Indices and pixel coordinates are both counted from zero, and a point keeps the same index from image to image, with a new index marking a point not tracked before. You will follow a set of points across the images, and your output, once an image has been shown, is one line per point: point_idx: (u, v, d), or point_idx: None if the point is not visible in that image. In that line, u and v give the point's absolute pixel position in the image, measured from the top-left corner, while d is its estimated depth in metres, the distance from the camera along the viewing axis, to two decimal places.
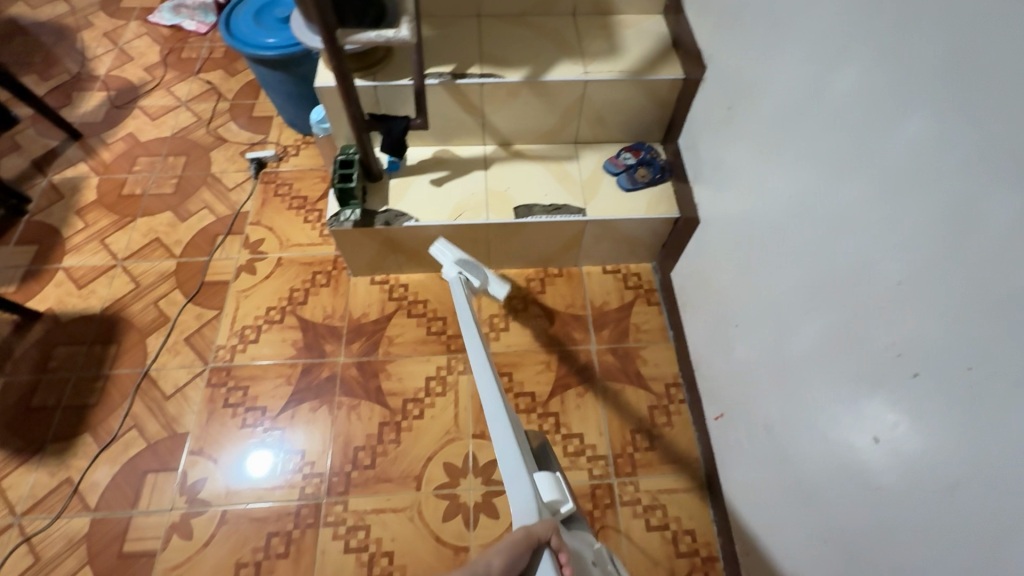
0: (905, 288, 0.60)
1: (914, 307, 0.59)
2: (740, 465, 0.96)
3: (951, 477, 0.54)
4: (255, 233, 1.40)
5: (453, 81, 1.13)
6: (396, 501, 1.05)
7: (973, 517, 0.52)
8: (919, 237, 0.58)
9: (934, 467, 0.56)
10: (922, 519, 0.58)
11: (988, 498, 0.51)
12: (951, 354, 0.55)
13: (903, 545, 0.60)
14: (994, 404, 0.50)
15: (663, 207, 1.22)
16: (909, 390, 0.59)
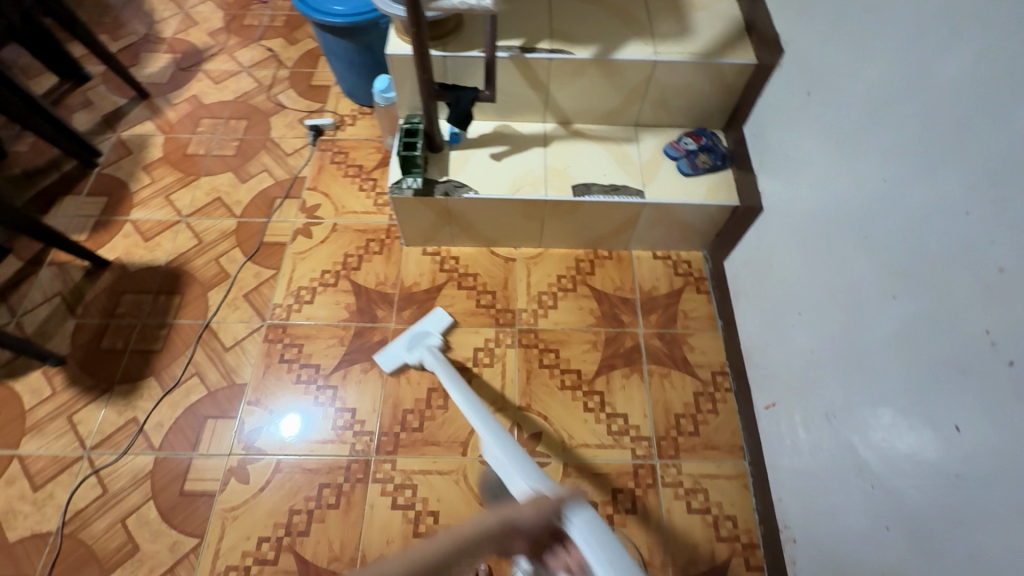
0: (1011, 276, 0.58)
1: (1013, 296, 0.57)
2: (792, 454, 0.95)
3: None
4: (312, 199, 1.43)
5: (522, 55, 1.13)
6: (442, 465, 1.09)
7: None
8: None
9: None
10: (1007, 511, 0.56)
11: None
12: None
13: (983, 538, 0.59)
14: None
15: (723, 193, 1.20)
16: (1004, 383, 0.58)
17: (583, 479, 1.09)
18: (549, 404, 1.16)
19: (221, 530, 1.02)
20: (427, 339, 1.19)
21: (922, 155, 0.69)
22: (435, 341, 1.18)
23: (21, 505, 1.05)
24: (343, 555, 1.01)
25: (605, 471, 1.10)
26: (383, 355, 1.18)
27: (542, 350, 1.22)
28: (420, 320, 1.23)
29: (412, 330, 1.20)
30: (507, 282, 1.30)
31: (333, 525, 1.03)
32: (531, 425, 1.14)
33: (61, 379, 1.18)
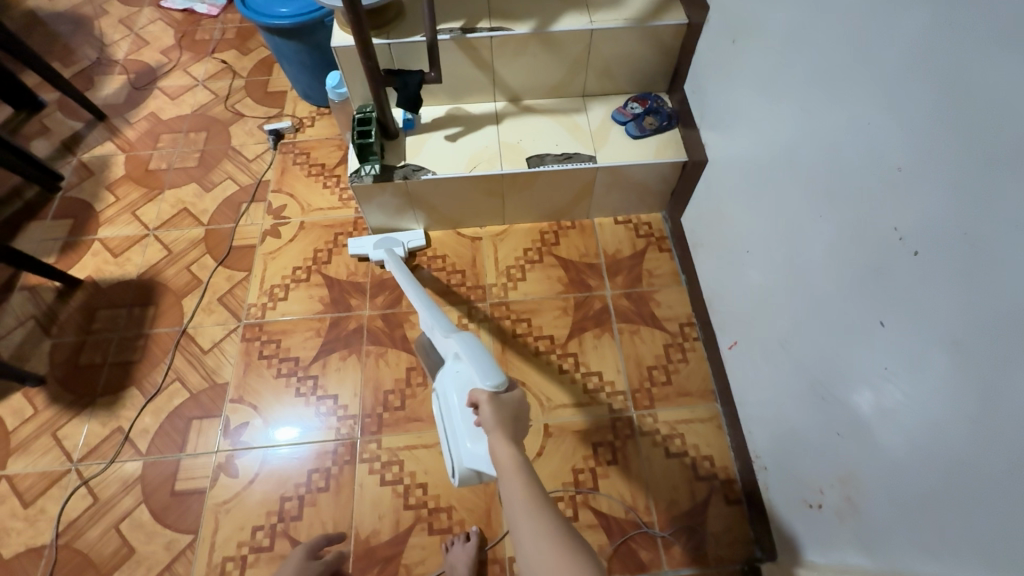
0: (906, 174, 0.62)
1: (911, 190, 0.62)
2: (756, 385, 1.00)
3: (952, 335, 0.58)
4: (278, 200, 1.45)
5: (463, 36, 1.16)
6: (425, 439, 1.12)
7: (975, 370, 0.56)
8: (915, 124, 0.61)
9: (938, 329, 0.60)
10: (931, 387, 0.61)
11: (996, 350, 0.53)
12: (951, 225, 0.58)
13: (910, 418, 0.64)
14: (992, 259, 0.54)
15: (672, 151, 1.24)
16: (915, 272, 0.62)
17: (564, 437, 1.12)
18: (525, 370, 1.20)
19: (215, 523, 1.04)
20: (397, 245, 1.31)
21: (831, 80, 0.74)
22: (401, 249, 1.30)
23: (13, 522, 1.06)
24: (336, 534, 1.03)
25: (584, 427, 1.13)
26: (354, 243, 1.32)
27: (514, 320, 1.26)
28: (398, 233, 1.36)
29: (385, 236, 1.33)
30: (475, 260, 1.34)
31: (325, 507, 1.06)
32: None
33: (42, 398, 1.19)
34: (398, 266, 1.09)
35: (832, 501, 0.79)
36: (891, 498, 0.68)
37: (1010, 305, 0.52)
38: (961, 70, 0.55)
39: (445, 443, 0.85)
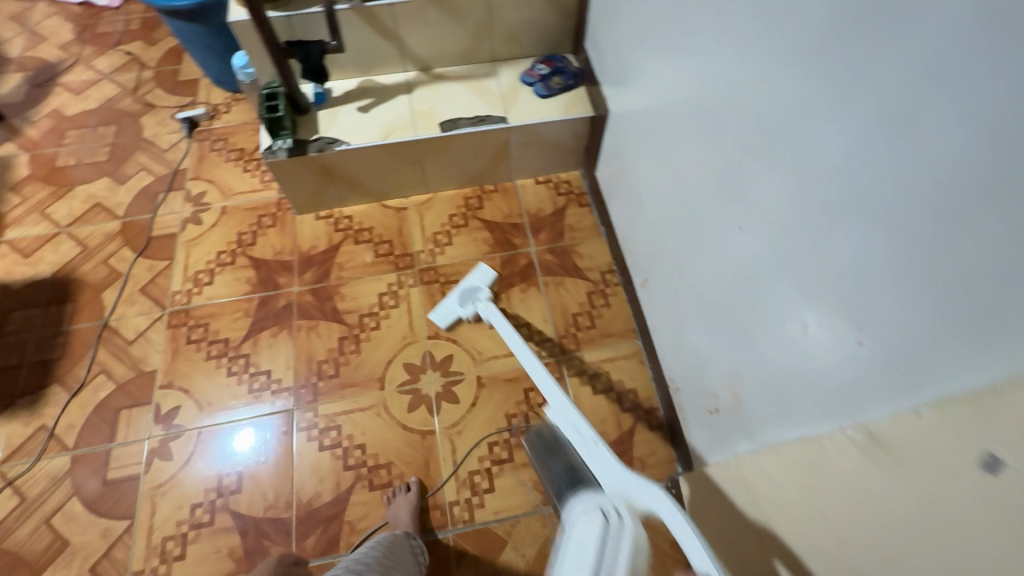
0: (736, 85, 0.68)
1: (742, 99, 0.68)
2: (664, 315, 1.07)
3: (784, 223, 0.64)
4: (197, 188, 1.43)
5: (363, 4, 1.16)
6: (362, 402, 1.14)
7: (802, 251, 0.62)
8: (736, 36, 0.67)
9: (775, 221, 0.66)
10: (779, 274, 0.67)
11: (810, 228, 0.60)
12: (769, 124, 0.63)
13: (771, 307, 0.70)
14: (798, 147, 0.59)
15: (579, 108, 1.29)
16: (755, 173, 0.68)
17: (497, 386, 1.16)
18: (456, 328, 1.23)
19: (152, 506, 1.04)
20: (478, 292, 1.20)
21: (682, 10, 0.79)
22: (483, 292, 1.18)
23: None
24: (278, 501, 1.05)
25: (515, 375, 1.18)
26: (439, 313, 1.22)
27: (443, 283, 1.29)
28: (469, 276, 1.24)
29: (461, 287, 1.22)
30: (402, 230, 1.36)
31: (264, 477, 1.07)
32: (443, 349, 1.20)
33: None
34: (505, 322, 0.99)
35: (723, 403, 0.86)
36: (763, 385, 0.74)
37: (811, 188, 0.58)
38: None
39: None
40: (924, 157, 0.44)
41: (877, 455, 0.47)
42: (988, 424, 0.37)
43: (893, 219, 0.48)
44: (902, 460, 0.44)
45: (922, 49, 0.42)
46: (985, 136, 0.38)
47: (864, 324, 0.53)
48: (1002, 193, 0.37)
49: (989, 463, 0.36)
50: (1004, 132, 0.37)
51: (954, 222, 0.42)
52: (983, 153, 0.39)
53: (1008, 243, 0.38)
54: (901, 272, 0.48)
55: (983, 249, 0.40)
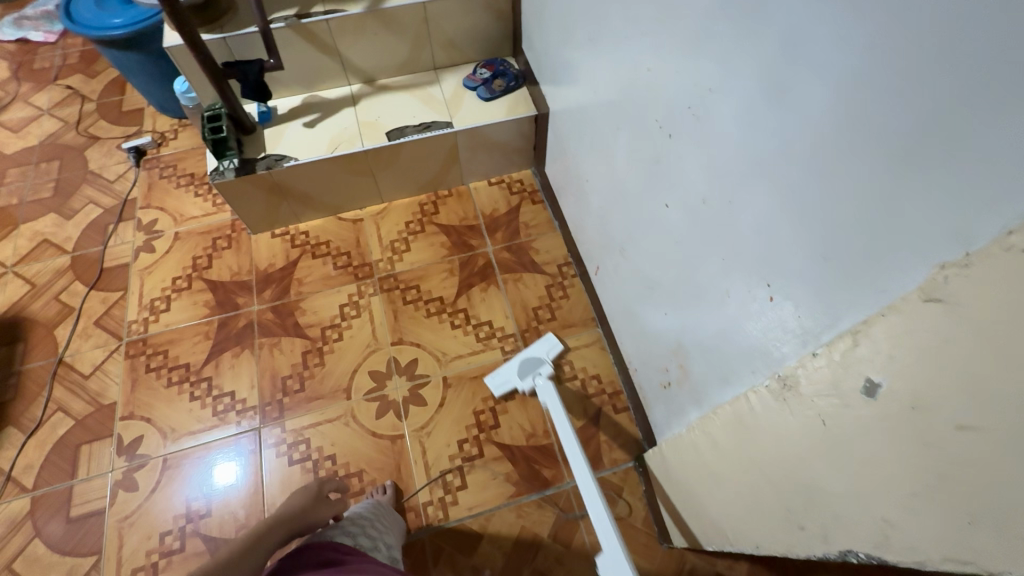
0: (651, 67, 0.72)
1: (658, 81, 0.71)
2: (616, 298, 1.10)
3: (697, 194, 0.68)
4: (147, 216, 1.42)
5: (299, 22, 1.19)
6: (329, 414, 1.14)
7: (714, 218, 0.65)
8: (646, 20, 0.70)
9: (689, 193, 0.69)
10: (697, 243, 0.70)
11: (719, 195, 0.63)
12: (679, 100, 0.67)
13: (695, 277, 0.73)
14: (704, 121, 0.63)
15: (522, 107, 1.33)
16: (671, 150, 0.72)
17: (463, 385, 1.18)
18: (419, 332, 1.24)
19: (120, 538, 1.02)
20: (540, 365, 1.16)
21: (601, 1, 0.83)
22: (547, 368, 1.14)
23: None
24: (249, 520, 1.04)
25: (481, 372, 1.19)
26: (496, 380, 1.15)
27: (404, 289, 1.30)
28: (533, 345, 1.20)
29: (523, 356, 1.17)
30: (359, 241, 1.37)
31: (234, 498, 1.06)
32: (407, 354, 1.21)
33: None
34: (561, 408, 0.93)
35: (672, 374, 0.89)
36: (699, 350, 0.77)
37: (717, 157, 0.62)
38: None
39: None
40: (798, 120, 0.48)
41: (794, 399, 0.50)
42: (869, 353, 0.41)
43: (784, 178, 0.52)
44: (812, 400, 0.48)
45: (791, 21, 0.46)
46: (847, 95, 0.42)
47: (773, 279, 0.57)
48: (864, 144, 0.41)
49: (871, 388, 0.40)
50: (860, 91, 0.41)
51: (831, 175, 0.46)
52: (847, 110, 0.43)
53: (872, 189, 0.42)
54: (793, 229, 0.52)
55: (854, 196, 0.44)
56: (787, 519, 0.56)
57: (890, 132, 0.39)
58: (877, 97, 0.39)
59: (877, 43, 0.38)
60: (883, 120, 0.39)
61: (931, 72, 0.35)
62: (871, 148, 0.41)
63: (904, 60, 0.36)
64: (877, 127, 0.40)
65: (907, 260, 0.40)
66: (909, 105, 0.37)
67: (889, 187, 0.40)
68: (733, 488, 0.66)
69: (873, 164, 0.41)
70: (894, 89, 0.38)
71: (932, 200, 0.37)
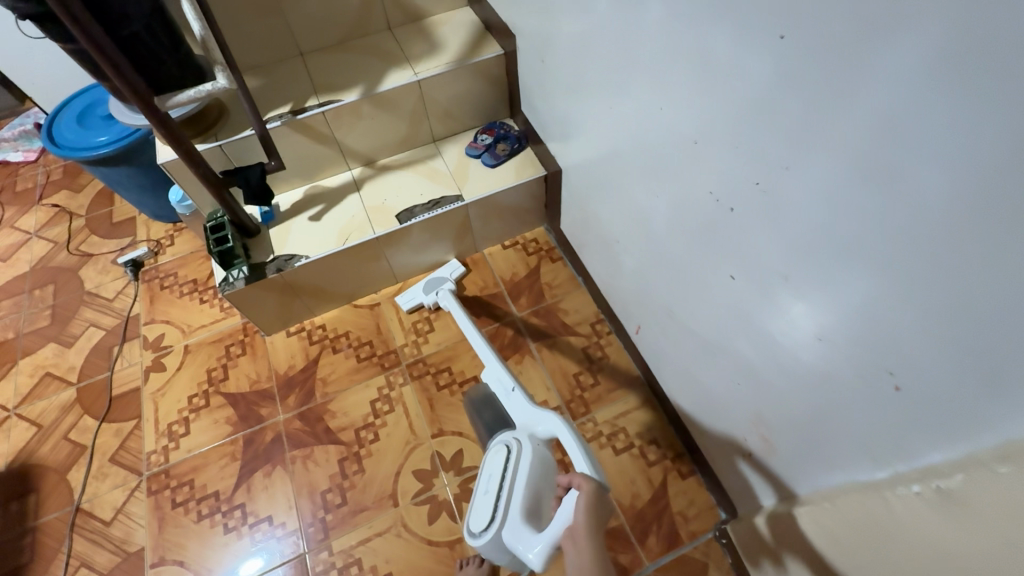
0: (697, 140, 0.69)
1: (708, 155, 0.68)
2: (668, 360, 1.04)
3: (777, 270, 0.63)
4: (153, 331, 1.35)
5: (295, 118, 1.16)
6: (378, 525, 1.07)
7: (803, 296, 0.61)
8: (687, 93, 0.67)
9: (765, 267, 0.65)
10: (781, 318, 0.66)
11: (806, 273, 0.59)
12: (741, 174, 0.63)
13: (779, 351, 0.69)
14: (777, 198, 0.59)
15: (530, 169, 1.29)
16: (732, 223, 0.68)
17: None
18: (459, 419, 1.17)
19: None
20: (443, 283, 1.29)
21: (623, 71, 0.80)
22: (451, 283, 1.28)
23: None
24: None
25: None
26: (405, 296, 1.31)
27: (435, 373, 1.23)
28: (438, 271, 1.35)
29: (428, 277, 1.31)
30: (380, 327, 1.31)
31: None
32: (451, 446, 1.14)
33: None
34: (458, 306, 1.12)
35: (755, 446, 0.83)
36: (792, 426, 0.71)
37: (800, 235, 0.58)
38: (697, 45, 0.62)
39: (479, 499, 0.72)
40: (915, 210, 0.44)
41: (962, 512, 0.45)
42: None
43: (901, 266, 0.47)
44: (985, 520, 0.43)
45: (888, 106, 0.43)
46: (984, 192, 0.38)
47: (894, 369, 0.52)
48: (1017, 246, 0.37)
49: None
50: (1006, 189, 0.36)
51: (969, 273, 0.41)
52: (984, 209, 0.38)
53: None
54: (920, 321, 0.47)
55: (1006, 296, 0.39)
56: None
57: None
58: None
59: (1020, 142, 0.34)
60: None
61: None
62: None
63: None
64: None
65: None
66: None
67: None
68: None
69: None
70: None
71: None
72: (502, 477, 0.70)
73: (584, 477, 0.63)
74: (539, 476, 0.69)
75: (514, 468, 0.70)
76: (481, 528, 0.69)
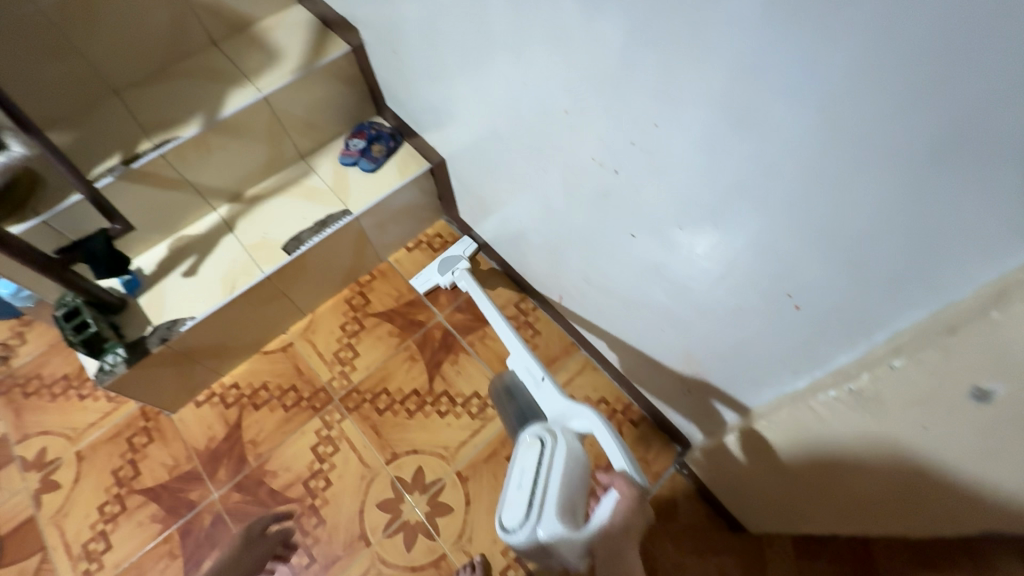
0: (570, 111, 0.68)
1: (583, 122, 0.67)
2: (595, 323, 1.06)
3: (673, 220, 0.65)
4: (31, 448, 1.15)
5: (129, 168, 1.00)
6: (355, 571, 1.02)
7: (700, 242, 0.63)
8: (550, 64, 0.65)
9: (661, 220, 0.67)
10: (686, 264, 0.68)
11: (699, 221, 0.61)
12: (618, 137, 0.63)
13: (689, 293, 0.72)
14: (658, 155, 0.60)
15: (413, 163, 1.23)
16: (623, 186, 0.69)
17: (480, 471, 1.09)
18: (410, 437, 1.13)
19: None
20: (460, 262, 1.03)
21: (480, 51, 0.76)
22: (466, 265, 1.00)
23: None
24: None
25: (493, 450, 1.11)
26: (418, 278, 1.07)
27: (372, 399, 1.17)
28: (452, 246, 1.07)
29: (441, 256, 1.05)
30: (300, 368, 1.22)
31: None
32: (409, 467, 1.10)
33: None
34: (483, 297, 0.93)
35: (691, 383, 0.87)
36: (718, 357, 0.76)
37: (688, 188, 0.59)
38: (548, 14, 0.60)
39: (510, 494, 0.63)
40: (781, 147, 0.46)
41: (876, 407, 0.51)
42: (966, 363, 0.41)
43: (779, 199, 0.50)
44: (896, 407, 0.48)
45: (740, 53, 0.43)
46: (839, 121, 0.40)
47: (793, 292, 0.56)
48: (874, 166, 0.40)
49: (981, 395, 0.40)
50: (857, 115, 0.39)
51: (838, 197, 0.44)
52: (841, 138, 0.41)
53: (892, 210, 0.41)
54: (805, 246, 0.51)
55: (876, 214, 0.42)
56: (899, 504, 0.58)
57: (910, 147, 0.37)
58: (884, 124, 0.37)
59: (859, 70, 0.37)
60: (897, 135, 0.37)
61: (948, 91, 0.33)
62: (885, 165, 0.39)
63: (911, 77, 0.34)
64: (885, 153, 0.39)
65: (959, 269, 0.39)
66: (924, 118, 0.35)
67: (909, 206, 0.40)
68: (823, 482, 0.67)
69: (896, 179, 0.39)
70: (900, 111, 0.36)
71: (979, 209, 0.35)
72: (540, 473, 0.63)
73: (625, 478, 0.59)
74: (579, 475, 0.63)
75: (551, 463, 0.63)
76: (515, 523, 0.60)
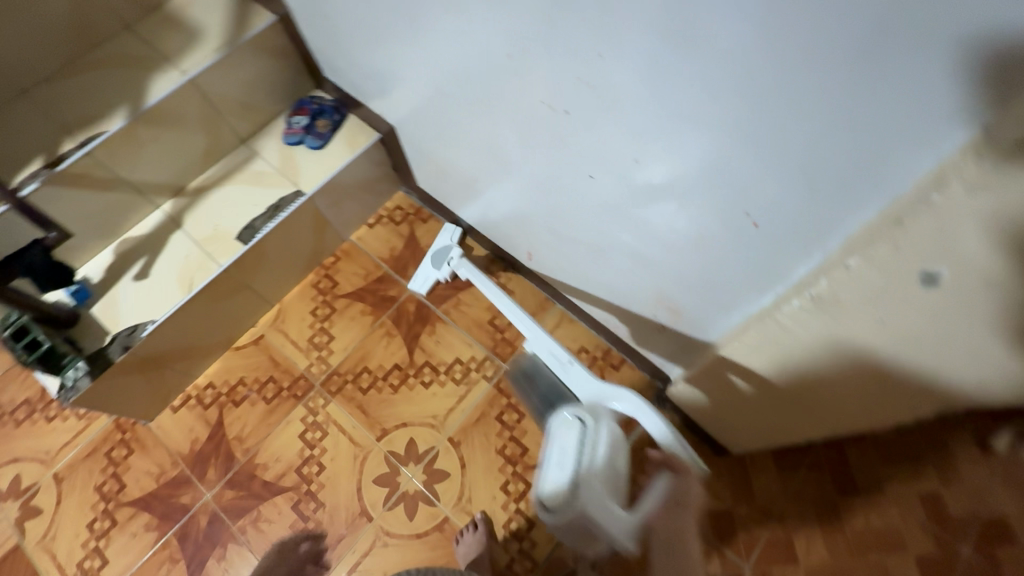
0: (511, 56, 0.66)
1: (526, 68, 0.65)
2: (566, 275, 1.06)
3: (628, 157, 0.65)
4: (3, 477, 1.11)
5: (55, 171, 0.93)
6: (361, 546, 1.03)
7: (656, 175, 0.63)
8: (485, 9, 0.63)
9: (616, 158, 0.66)
10: (645, 200, 0.69)
11: (652, 154, 0.61)
12: (563, 78, 0.62)
13: (653, 229, 0.72)
14: (604, 91, 0.59)
15: (361, 134, 1.18)
16: (574, 129, 0.68)
17: (472, 434, 1.10)
18: (398, 411, 1.13)
19: None
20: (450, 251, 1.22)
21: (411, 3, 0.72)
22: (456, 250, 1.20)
23: None
24: None
25: (481, 412, 1.12)
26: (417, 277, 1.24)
27: (354, 379, 1.17)
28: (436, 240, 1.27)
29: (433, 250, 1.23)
30: (276, 359, 1.19)
31: None
32: (400, 440, 1.11)
33: None
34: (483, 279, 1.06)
35: (664, 318, 0.89)
36: (687, 288, 0.77)
37: (636, 120, 0.59)
38: None
39: (551, 469, 0.72)
40: (721, 68, 0.46)
41: (836, 311, 0.53)
42: (914, 253, 0.42)
43: (726, 120, 0.50)
44: (854, 307, 0.51)
45: None
46: (772, 32, 0.40)
47: (751, 211, 0.57)
48: (811, 73, 0.40)
49: (929, 280, 0.42)
50: (789, 23, 0.38)
51: (781, 109, 0.45)
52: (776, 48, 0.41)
53: (833, 114, 0.41)
54: (755, 163, 0.51)
55: (819, 121, 0.43)
56: (866, 398, 0.61)
57: (843, 49, 0.37)
58: (818, 28, 0.37)
59: None
60: (831, 37, 0.37)
61: None
62: (820, 69, 0.39)
63: None
64: (821, 59, 0.39)
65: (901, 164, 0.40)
66: (852, 14, 0.35)
67: (848, 108, 0.40)
68: (796, 392, 0.70)
69: (832, 81, 0.39)
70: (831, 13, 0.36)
71: (913, 100, 0.36)
72: (582, 452, 0.71)
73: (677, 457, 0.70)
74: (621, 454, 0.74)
75: (594, 440, 0.73)
76: (557, 492, 0.69)
